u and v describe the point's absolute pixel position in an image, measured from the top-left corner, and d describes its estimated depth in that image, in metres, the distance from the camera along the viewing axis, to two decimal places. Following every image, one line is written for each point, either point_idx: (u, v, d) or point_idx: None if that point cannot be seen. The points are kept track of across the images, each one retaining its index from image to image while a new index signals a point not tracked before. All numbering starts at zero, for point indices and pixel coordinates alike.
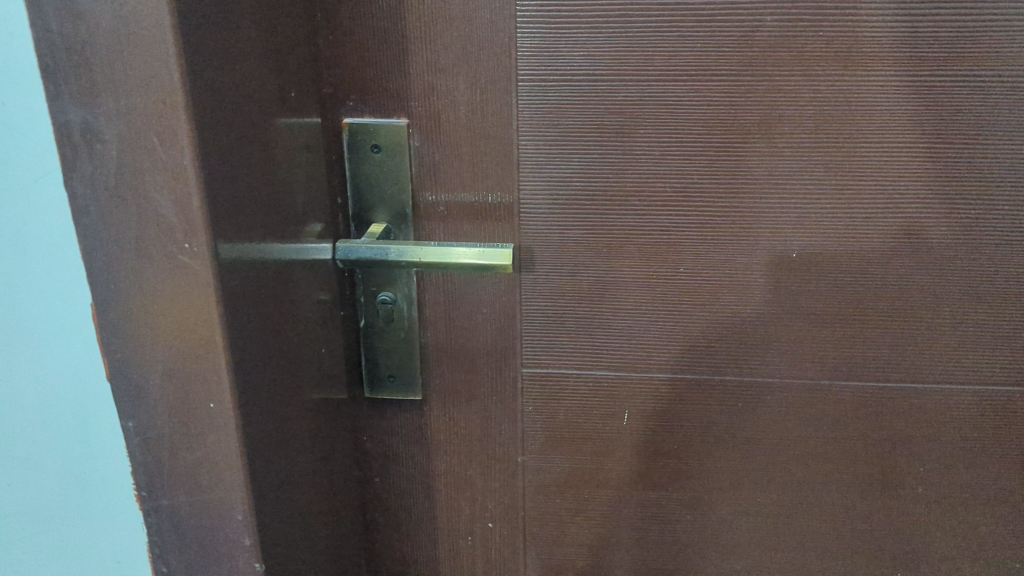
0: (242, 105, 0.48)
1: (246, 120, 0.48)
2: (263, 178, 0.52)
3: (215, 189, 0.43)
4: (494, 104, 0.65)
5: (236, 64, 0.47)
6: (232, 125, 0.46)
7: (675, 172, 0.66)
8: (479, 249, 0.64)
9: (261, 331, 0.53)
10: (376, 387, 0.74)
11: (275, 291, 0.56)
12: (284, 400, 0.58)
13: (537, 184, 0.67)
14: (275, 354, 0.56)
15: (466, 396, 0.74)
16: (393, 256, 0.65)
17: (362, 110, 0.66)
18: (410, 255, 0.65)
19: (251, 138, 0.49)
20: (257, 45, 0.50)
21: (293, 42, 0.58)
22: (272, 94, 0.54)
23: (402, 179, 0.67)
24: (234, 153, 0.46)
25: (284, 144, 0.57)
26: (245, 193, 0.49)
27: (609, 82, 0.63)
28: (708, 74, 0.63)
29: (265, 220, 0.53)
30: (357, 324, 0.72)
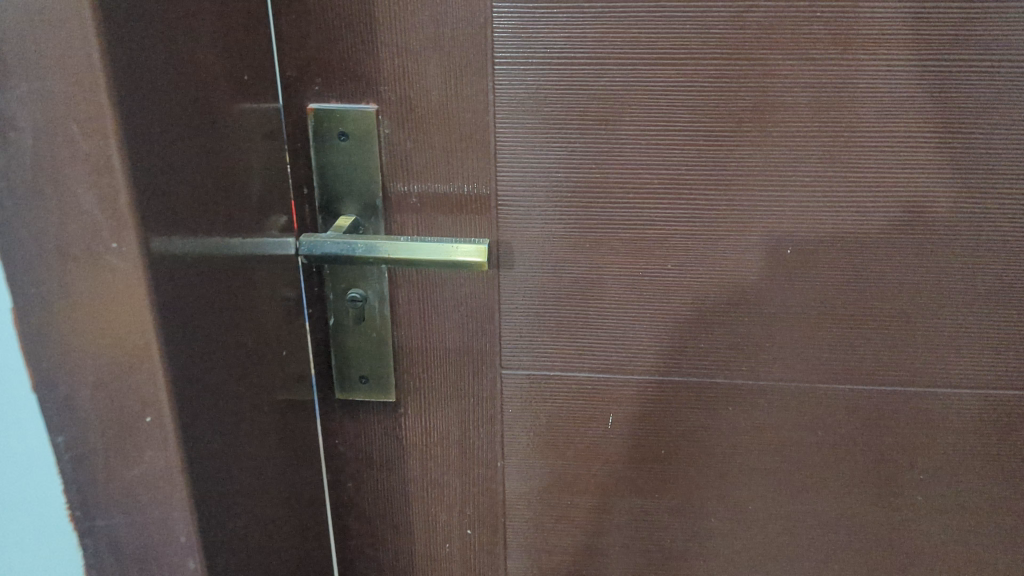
0: (179, 89, 0.44)
1: (186, 107, 0.44)
2: (211, 168, 0.48)
3: (145, 183, 0.40)
4: (468, 89, 0.60)
5: (172, 45, 0.43)
6: (166, 111, 0.42)
7: (662, 162, 0.61)
8: (452, 242, 0.61)
9: (212, 333, 0.49)
10: (347, 389, 0.70)
11: (227, 289, 0.52)
12: (240, 406, 0.54)
13: (516, 175, 0.63)
14: (229, 358, 0.52)
15: (441, 398, 0.70)
16: (361, 251, 0.60)
17: (327, 96, 0.61)
18: (379, 250, 0.60)
19: (194, 126, 0.45)
20: (201, 26, 0.46)
21: (245, 22, 0.54)
22: (220, 78, 0.50)
23: (371, 169, 0.63)
24: (172, 140, 0.43)
25: (237, 133, 0.53)
26: (186, 185, 0.45)
27: (591, 65, 0.59)
28: (697, 57, 0.58)
29: (214, 215, 0.49)
30: (325, 322, 0.68)
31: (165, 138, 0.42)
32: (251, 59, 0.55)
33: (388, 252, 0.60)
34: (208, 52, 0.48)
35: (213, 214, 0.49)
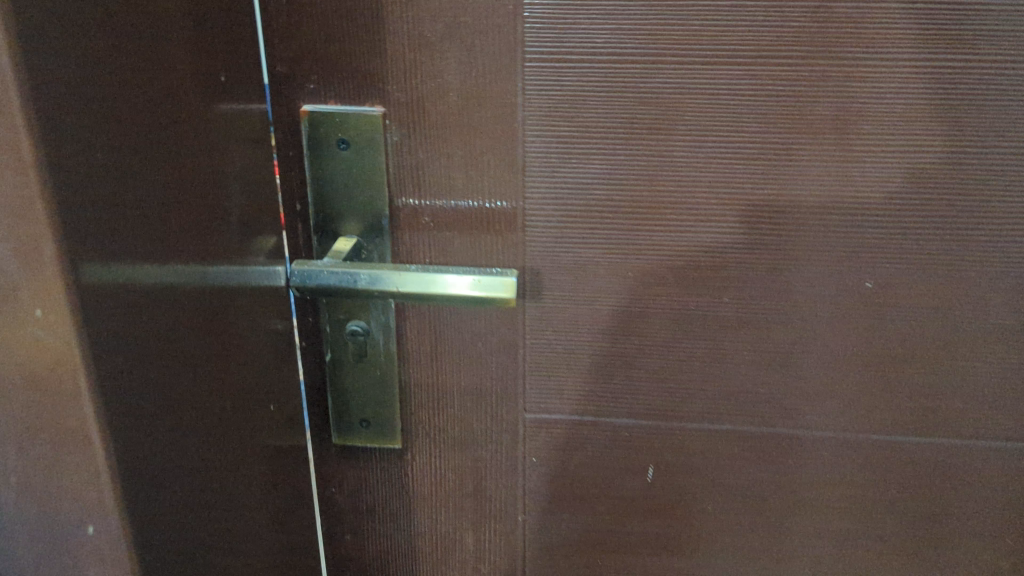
0: (110, 97, 0.34)
1: (120, 120, 0.35)
2: (161, 192, 0.39)
3: (77, 221, 0.32)
4: (493, 91, 0.51)
5: (101, 37, 0.33)
6: (89, 126, 0.32)
7: (721, 179, 0.52)
8: (467, 280, 0.51)
9: (172, 394, 0.40)
10: (345, 433, 0.61)
11: (193, 334, 0.43)
12: (213, 470, 0.45)
13: (548, 191, 0.53)
14: (203, 418, 0.44)
15: (455, 444, 0.61)
16: (364, 284, 0.51)
17: (324, 96, 0.51)
18: (387, 283, 0.51)
19: (132, 142, 0.36)
20: (138, 13, 0.36)
21: (215, 8, 0.44)
22: (174, 79, 0.40)
23: (376, 182, 0.53)
24: (98, 165, 0.33)
25: (202, 145, 0.43)
26: (126, 217, 0.35)
27: (641, 63, 0.49)
28: (770, 55, 0.49)
29: (167, 248, 0.39)
30: (320, 358, 0.58)
31: (88, 163, 0.32)
32: (223, 54, 0.46)
33: (397, 285, 0.51)
34: (155, 48, 0.38)
35: (167, 248, 0.39)
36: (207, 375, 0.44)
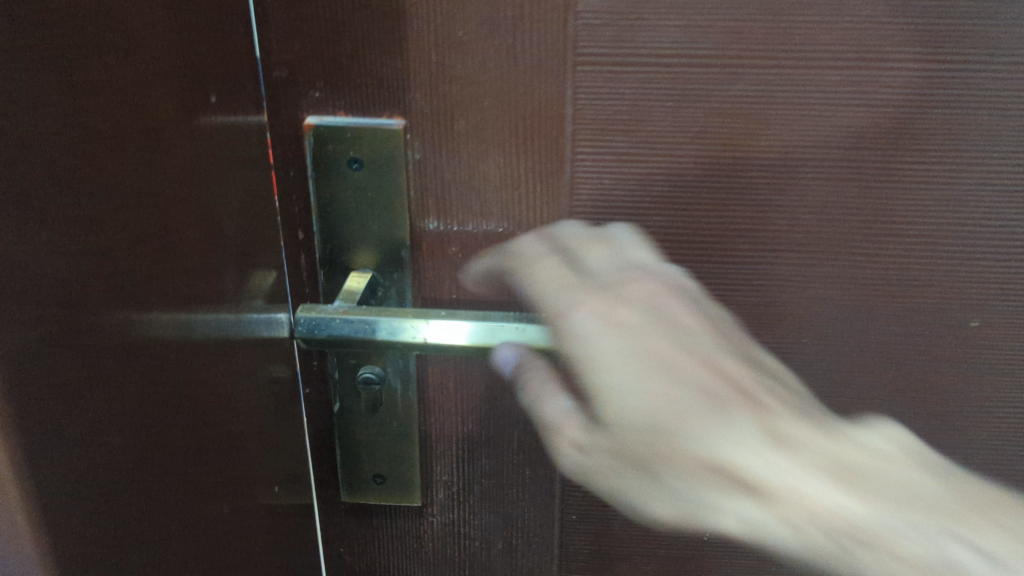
0: (46, 135, 0.25)
1: (67, 159, 0.26)
2: (127, 249, 0.30)
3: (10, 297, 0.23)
4: (536, 99, 0.42)
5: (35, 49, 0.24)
6: (21, 172, 0.24)
7: (806, 202, 0.44)
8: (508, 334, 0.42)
9: (148, 497, 0.32)
10: (356, 491, 0.52)
11: (179, 406, 0.35)
12: (207, 562, 0.37)
13: (599, 217, 0.45)
14: (192, 504, 0.36)
15: (482, 501, 0.53)
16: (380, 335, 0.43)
17: (332, 106, 0.43)
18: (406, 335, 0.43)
19: (80, 190, 0.27)
20: (88, 17, 0.27)
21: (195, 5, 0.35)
22: (143, 98, 0.31)
23: (395, 208, 0.45)
24: (33, 229, 0.24)
25: (183, 177, 0.34)
26: (76, 290, 0.27)
27: (717, 67, 0.41)
28: (871, 57, 0.40)
29: (140, 317, 0.31)
30: (327, 407, 0.50)
31: (16, 224, 0.24)
32: (209, 61, 0.37)
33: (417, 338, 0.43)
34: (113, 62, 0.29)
35: (140, 317, 0.31)
36: (197, 450, 0.36)
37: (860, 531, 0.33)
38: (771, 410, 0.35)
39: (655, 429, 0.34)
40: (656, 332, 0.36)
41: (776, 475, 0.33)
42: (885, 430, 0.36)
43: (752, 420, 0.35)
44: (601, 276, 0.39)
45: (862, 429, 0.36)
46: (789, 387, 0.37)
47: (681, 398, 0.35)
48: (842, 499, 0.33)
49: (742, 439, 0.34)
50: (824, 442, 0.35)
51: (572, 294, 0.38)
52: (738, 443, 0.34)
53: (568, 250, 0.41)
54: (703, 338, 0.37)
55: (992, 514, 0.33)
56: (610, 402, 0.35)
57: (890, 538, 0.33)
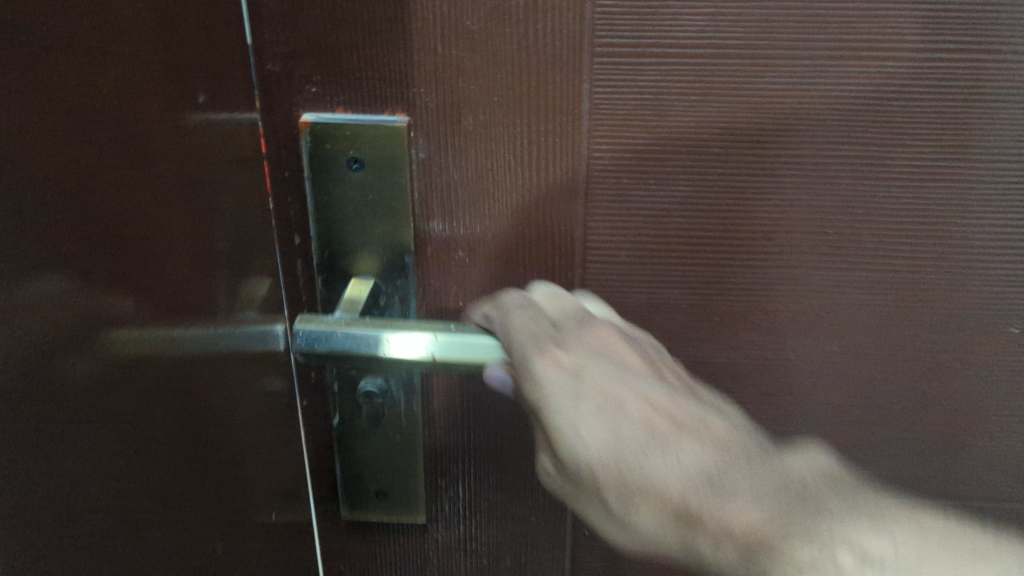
0: (22, 141, 0.22)
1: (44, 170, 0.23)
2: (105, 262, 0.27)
3: None
4: (550, 93, 0.39)
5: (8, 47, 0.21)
6: None
7: (840, 203, 0.41)
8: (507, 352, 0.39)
9: (137, 534, 0.29)
10: (357, 507, 0.50)
11: (171, 434, 0.32)
12: None
13: (617, 220, 0.42)
14: (184, 538, 0.33)
15: (490, 517, 0.50)
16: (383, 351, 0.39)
17: (330, 101, 0.40)
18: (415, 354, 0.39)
19: (63, 200, 0.24)
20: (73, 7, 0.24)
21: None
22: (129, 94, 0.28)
23: (397, 212, 0.41)
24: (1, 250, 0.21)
25: (173, 180, 0.31)
26: (50, 311, 0.24)
27: (746, 58, 0.38)
28: (914, 47, 0.37)
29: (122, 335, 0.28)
30: (327, 421, 0.47)
31: None
32: (198, 53, 0.34)
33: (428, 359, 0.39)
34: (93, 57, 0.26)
35: (124, 335, 0.28)
36: (189, 478, 0.34)
37: (767, 541, 0.30)
38: (705, 438, 0.33)
39: (592, 453, 0.33)
40: (603, 369, 0.35)
41: (703, 507, 0.31)
42: (815, 457, 0.33)
43: (687, 444, 0.33)
44: (559, 326, 0.38)
45: (794, 455, 0.33)
46: (735, 423, 0.35)
47: (621, 427, 0.33)
48: (754, 514, 0.30)
49: (670, 462, 0.32)
50: (745, 454, 0.33)
51: (525, 345, 0.36)
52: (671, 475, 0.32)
53: (534, 304, 0.39)
54: (644, 375, 0.35)
55: (929, 528, 0.29)
56: (553, 434, 0.34)
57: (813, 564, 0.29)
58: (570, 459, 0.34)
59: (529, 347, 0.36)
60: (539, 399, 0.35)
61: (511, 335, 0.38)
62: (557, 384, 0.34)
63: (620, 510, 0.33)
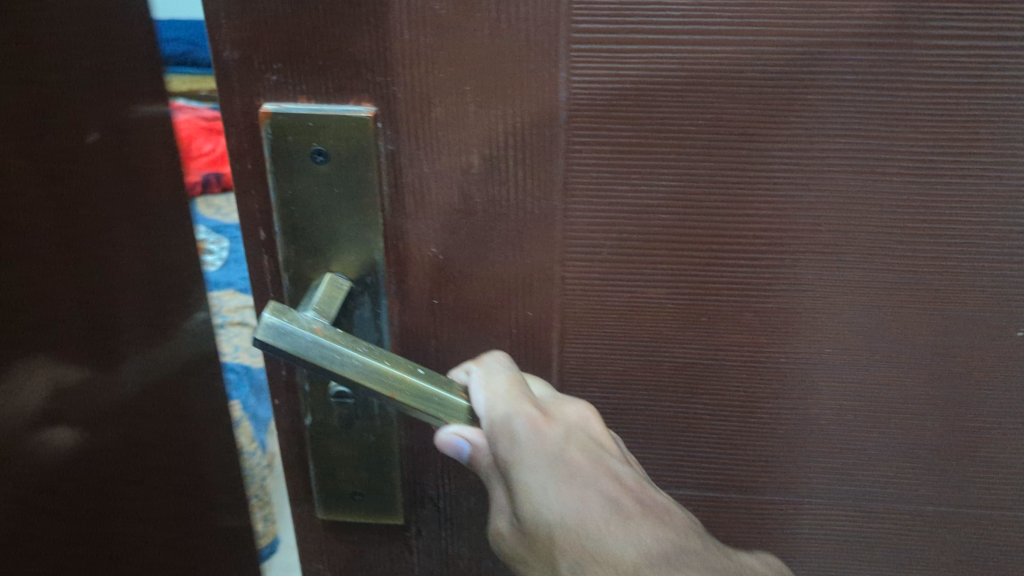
0: None
1: None
2: None
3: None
4: (525, 82, 0.37)
5: None
6: None
7: (834, 199, 0.39)
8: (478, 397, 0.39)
9: None
10: (332, 508, 0.48)
11: None
12: None
13: (597, 216, 0.40)
14: None
15: (471, 519, 0.49)
16: (350, 377, 0.37)
17: (292, 91, 0.37)
18: (378, 385, 0.37)
19: None
20: None
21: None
22: None
23: (365, 208, 0.39)
24: None
25: (64, 257, 0.49)
26: None
27: (732, 46, 0.36)
28: (915, 34, 0.35)
29: None
30: (299, 420, 0.46)
31: None
32: None
33: (389, 391, 0.37)
34: None
35: None
36: None
37: None
38: (665, 523, 0.37)
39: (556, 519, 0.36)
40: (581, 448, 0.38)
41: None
42: (768, 560, 0.40)
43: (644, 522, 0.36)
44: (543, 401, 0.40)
45: (749, 555, 0.39)
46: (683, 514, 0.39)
47: (589, 500, 0.36)
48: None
49: (629, 539, 0.36)
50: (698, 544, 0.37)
51: (511, 401, 0.38)
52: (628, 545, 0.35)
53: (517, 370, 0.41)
54: (617, 465, 0.39)
55: None
56: (520, 496, 0.36)
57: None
58: (533, 519, 0.36)
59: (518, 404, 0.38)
60: (510, 465, 0.37)
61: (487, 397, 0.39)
62: (544, 448, 0.37)
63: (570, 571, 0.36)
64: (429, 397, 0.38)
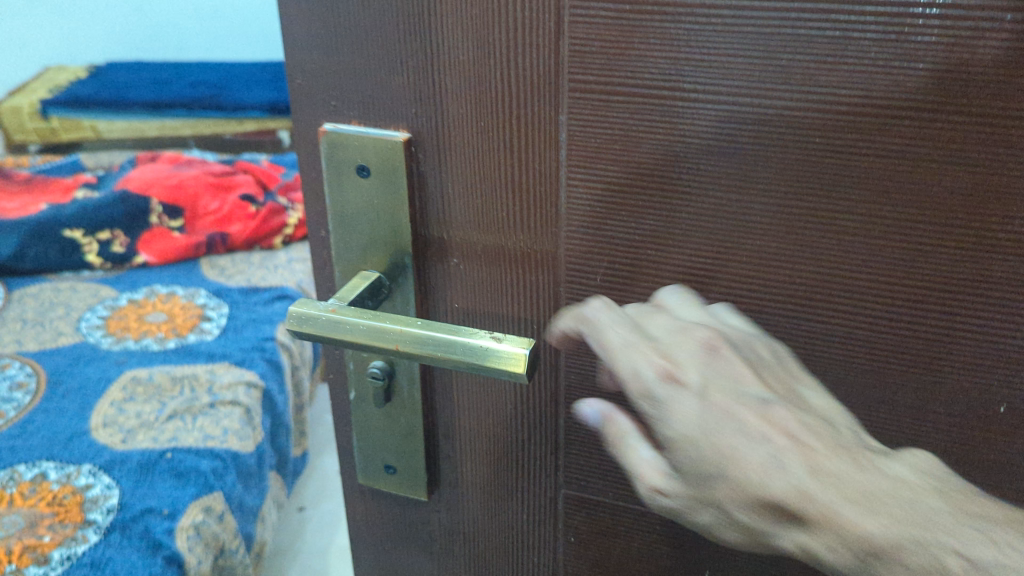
0: None
1: None
2: None
3: None
4: (530, 124, 0.42)
5: None
6: None
7: (807, 254, 0.41)
8: (484, 341, 0.42)
9: None
10: (371, 476, 0.55)
11: None
12: None
13: (593, 245, 0.44)
14: None
15: (488, 509, 0.54)
16: (361, 333, 0.44)
17: (347, 115, 0.45)
18: (384, 338, 0.43)
19: None
20: None
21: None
22: None
23: (397, 219, 0.46)
24: None
25: None
26: None
27: (707, 104, 0.39)
28: (881, 106, 0.37)
29: None
30: (347, 395, 0.53)
31: None
32: None
33: (392, 342, 0.43)
34: None
35: None
36: None
37: (882, 550, 0.35)
38: (819, 448, 0.36)
39: (718, 473, 0.37)
40: (720, 386, 0.38)
41: (816, 506, 0.35)
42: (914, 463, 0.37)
43: (781, 442, 0.36)
44: (662, 334, 0.40)
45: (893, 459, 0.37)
46: (822, 410, 0.39)
47: (742, 442, 0.36)
48: (871, 521, 0.35)
49: (790, 475, 0.36)
50: (854, 460, 0.36)
51: (636, 359, 0.39)
52: (788, 478, 0.36)
53: (636, 314, 0.42)
54: (756, 387, 0.38)
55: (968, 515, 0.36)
56: (675, 454, 0.38)
57: (916, 553, 0.35)
58: (690, 471, 0.38)
59: (645, 359, 0.39)
60: (657, 422, 0.39)
61: (612, 356, 0.41)
62: (684, 397, 0.38)
63: (738, 511, 0.37)
64: (455, 346, 0.43)
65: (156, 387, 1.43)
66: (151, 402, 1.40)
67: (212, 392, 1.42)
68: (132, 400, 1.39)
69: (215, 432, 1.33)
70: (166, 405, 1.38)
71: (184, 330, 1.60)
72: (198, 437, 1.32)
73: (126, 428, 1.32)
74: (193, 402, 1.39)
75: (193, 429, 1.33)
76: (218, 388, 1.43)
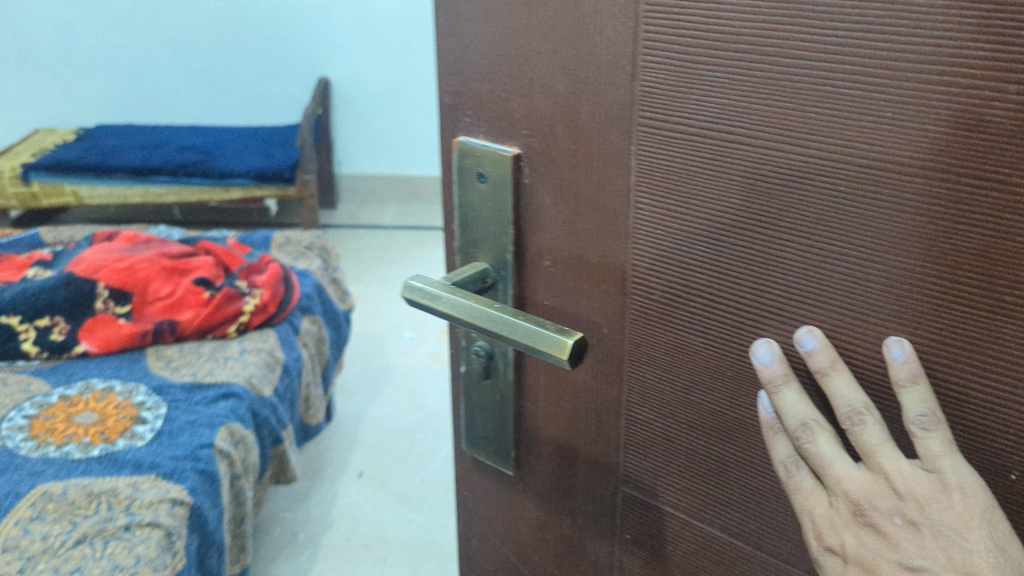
0: None
1: None
2: None
3: None
4: (606, 152, 0.49)
5: None
6: None
7: (833, 295, 0.44)
8: (541, 330, 0.49)
9: None
10: (473, 445, 0.64)
11: None
12: None
13: (652, 263, 0.50)
14: None
15: (559, 492, 0.61)
16: (452, 306, 0.52)
17: (475, 131, 0.55)
18: (468, 313, 0.52)
19: None
20: None
21: None
22: None
23: (503, 219, 0.55)
24: None
25: None
26: None
27: (746, 148, 0.44)
28: (896, 162, 0.40)
29: None
30: (458, 369, 0.63)
31: None
32: None
33: (473, 317, 0.52)
34: None
35: None
36: None
37: None
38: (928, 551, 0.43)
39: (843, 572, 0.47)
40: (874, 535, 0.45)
41: None
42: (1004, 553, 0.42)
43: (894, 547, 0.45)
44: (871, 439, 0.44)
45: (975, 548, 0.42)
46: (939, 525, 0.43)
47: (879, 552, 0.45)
48: None
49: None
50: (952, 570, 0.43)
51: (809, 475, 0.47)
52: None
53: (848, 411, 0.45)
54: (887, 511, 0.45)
55: None
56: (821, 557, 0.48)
57: None
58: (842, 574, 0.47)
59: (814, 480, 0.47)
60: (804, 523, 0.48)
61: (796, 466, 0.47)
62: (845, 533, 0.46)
63: None
64: (519, 328, 0.50)
65: (70, 505, 1.31)
66: (60, 522, 1.28)
67: (128, 512, 1.30)
68: (39, 519, 1.28)
69: (126, 562, 1.21)
70: (76, 528, 1.27)
71: (112, 437, 1.47)
72: (105, 565, 1.20)
73: (25, 553, 1.21)
74: (107, 523, 1.27)
75: (100, 558, 1.21)
76: (138, 507, 1.31)
